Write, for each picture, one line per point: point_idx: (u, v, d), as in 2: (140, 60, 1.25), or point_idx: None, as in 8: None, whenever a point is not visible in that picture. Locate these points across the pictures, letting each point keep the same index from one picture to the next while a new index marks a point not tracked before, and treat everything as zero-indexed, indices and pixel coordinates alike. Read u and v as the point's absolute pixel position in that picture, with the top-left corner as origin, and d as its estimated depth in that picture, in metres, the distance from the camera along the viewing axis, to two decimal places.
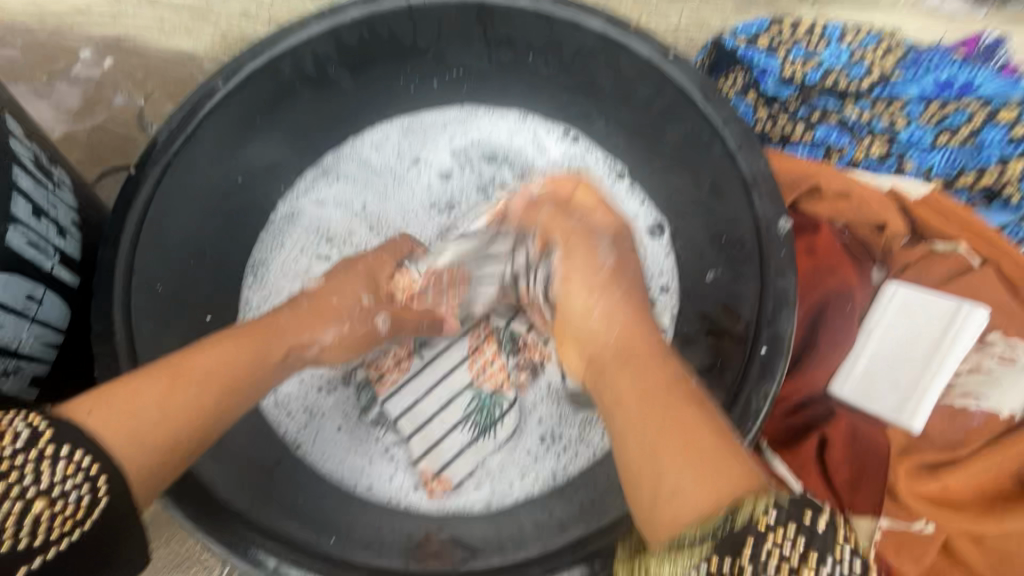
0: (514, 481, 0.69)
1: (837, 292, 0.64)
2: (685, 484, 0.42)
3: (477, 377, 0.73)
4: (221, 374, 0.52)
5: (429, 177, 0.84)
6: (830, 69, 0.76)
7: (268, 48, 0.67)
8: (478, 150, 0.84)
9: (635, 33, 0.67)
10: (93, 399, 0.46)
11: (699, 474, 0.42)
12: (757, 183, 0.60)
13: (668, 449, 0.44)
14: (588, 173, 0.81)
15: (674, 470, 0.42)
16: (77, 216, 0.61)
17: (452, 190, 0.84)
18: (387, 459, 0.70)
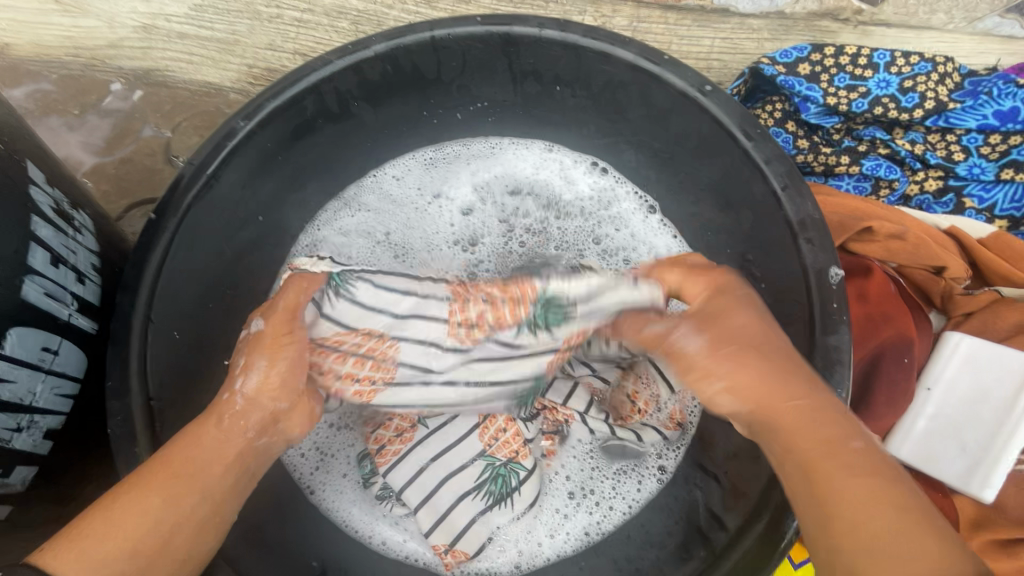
0: (543, 540, 0.66)
1: (893, 343, 0.58)
2: (887, 562, 0.38)
3: (491, 447, 0.64)
4: (216, 451, 0.50)
5: (451, 212, 0.83)
6: (877, 99, 0.71)
7: (286, 88, 0.65)
8: (502, 185, 0.83)
9: (670, 63, 0.63)
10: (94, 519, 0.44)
11: (909, 539, 0.38)
12: (805, 228, 0.55)
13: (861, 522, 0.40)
14: (617, 207, 0.81)
15: (870, 533, 0.39)
16: (97, 260, 0.61)
17: (474, 223, 0.82)
18: (399, 525, 0.67)
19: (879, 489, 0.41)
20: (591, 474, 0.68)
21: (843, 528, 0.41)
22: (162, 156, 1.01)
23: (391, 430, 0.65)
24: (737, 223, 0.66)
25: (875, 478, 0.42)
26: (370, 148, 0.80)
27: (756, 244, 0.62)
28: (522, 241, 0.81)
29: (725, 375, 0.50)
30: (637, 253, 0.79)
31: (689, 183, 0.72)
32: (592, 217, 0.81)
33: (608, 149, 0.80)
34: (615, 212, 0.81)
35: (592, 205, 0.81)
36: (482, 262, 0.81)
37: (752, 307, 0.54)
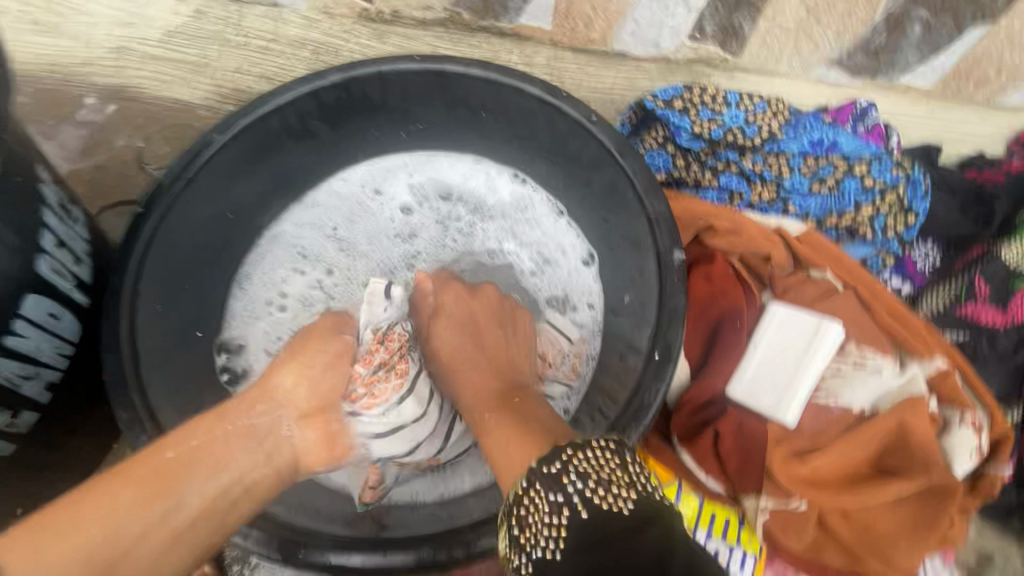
0: (465, 477, 0.80)
1: (726, 310, 0.78)
2: (517, 455, 0.62)
3: None
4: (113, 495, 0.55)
5: (391, 211, 0.98)
6: (730, 128, 0.92)
7: (257, 108, 0.80)
8: (436, 187, 0.99)
9: (566, 99, 0.82)
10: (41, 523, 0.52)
11: (524, 439, 0.64)
12: (658, 222, 0.74)
13: (504, 448, 0.65)
14: (531, 211, 0.97)
15: (511, 450, 0.64)
16: (90, 246, 0.72)
17: (413, 220, 0.98)
18: (338, 470, 0.80)
19: (507, 420, 0.69)
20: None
21: (506, 449, 0.64)
22: (134, 163, 1.12)
23: None
24: (618, 223, 0.84)
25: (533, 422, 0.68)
26: (325, 159, 0.94)
27: (629, 236, 0.81)
28: (452, 234, 0.98)
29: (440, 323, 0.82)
30: (550, 246, 0.96)
31: (585, 191, 0.90)
32: (512, 217, 0.98)
33: (525, 163, 0.97)
34: (531, 213, 0.98)
35: (512, 207, 0.99)
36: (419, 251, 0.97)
37: (469, 300, 0.83)
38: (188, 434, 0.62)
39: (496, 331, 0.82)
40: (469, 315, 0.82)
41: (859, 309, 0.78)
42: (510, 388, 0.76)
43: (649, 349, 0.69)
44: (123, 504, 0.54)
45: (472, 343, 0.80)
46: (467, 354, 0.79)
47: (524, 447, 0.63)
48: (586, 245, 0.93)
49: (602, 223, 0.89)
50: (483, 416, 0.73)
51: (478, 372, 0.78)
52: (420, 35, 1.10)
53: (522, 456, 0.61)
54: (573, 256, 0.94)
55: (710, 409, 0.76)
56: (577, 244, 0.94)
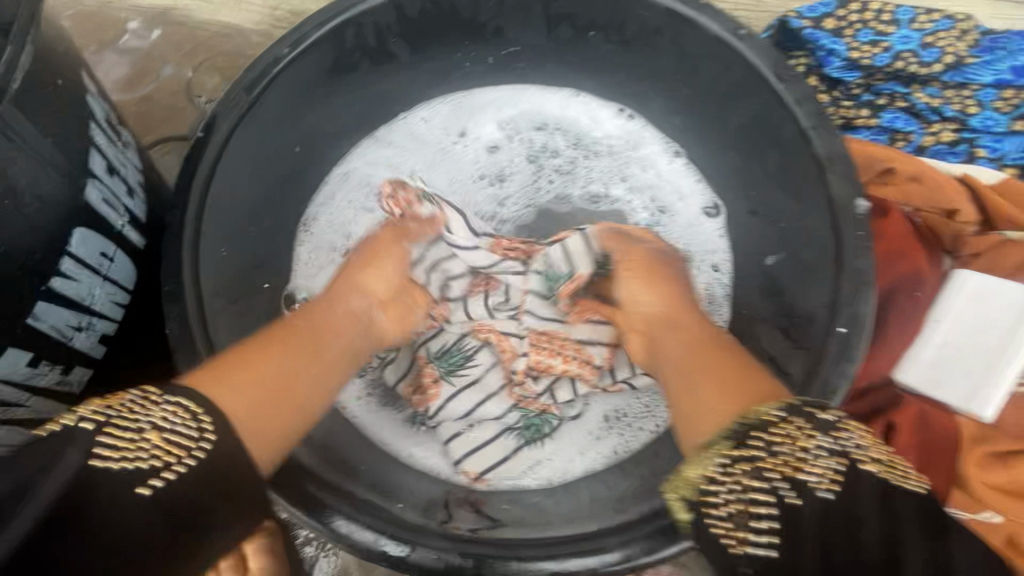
0: (575, 458, 0.68)
1: (905, 277, 0.62)
2: (708, 402, 0.52)
3: (520, 401, 0.68)
4: (263, 385, 0.51)
5: (476, 151, 0.85)
6: (899, 53, 0.75)
7: (329, 17, 0.66)
8: (527, 120, 0.85)
9: (705, 8, 0.65)
10: (212, 382, 0.49)
11: (730, 396, 0.52)
12: (833, 163, 0.58)
13: (689, 379, 0.56)
14: (642, 150, 0.82)
15: (703, 393, 0.53)
16: (142, 177, 0.61)
17: (502, 160, 0.84)
18: (421, 441, 0.68)
19: (707, 368, 0.55)
20: (623, 398, 0.71)
21: (693, 384, 0.55)
22: (183, 95, 0.99)
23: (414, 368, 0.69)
24: (763, 167, 0.69)
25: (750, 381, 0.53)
26: (402, 88, 0.81)
27: (783, 184, 0.65)
28: (548, 174, 0.84)
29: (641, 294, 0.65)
30: (665, 190, 0.81)
31: (716, 129, 0.74)
32: (621, 156, 0.83)
33: (636, 97, 0.81)
34: (643, 153, 0.82)
35: (620, 145, 0.83)
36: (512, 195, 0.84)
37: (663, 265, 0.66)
38: (311, 315, 0.61)
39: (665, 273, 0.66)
40: (658, 268, 0.66)
41: None
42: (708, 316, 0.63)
43: (825, 322, 0.54)
44: (248, 382, 0.50)
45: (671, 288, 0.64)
46: (658, 294, 0.64)
47: (731, 398, 0.52)
48: (710, 194, 0.77)
49: (739, 168, 0.73)
50: (673, 336, 0.61)
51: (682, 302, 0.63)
52: None
53: (724, 409, 0.51)
54: (695, 201, 0.79)
55: (878, 396, 0.62)
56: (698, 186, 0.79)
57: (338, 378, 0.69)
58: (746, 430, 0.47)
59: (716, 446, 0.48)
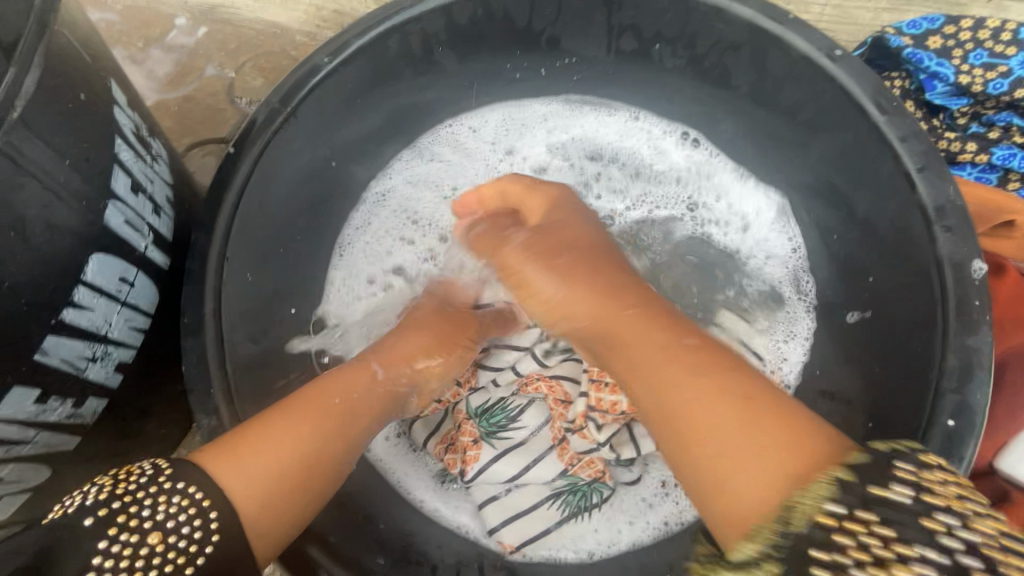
0: (621, 528, 0.66)
1: (1021, 350, 0.54)
2: (746, 464, 0.40)
3: (572, 467, 0.63)
4: (294, 455, 0.48)
5: (525, 170, 0.78)
6: (1021, 79, 0.64)
7: (372, 25, 0.61)
8: (575, 143, 0.78)
9: (792, 25, 0.57)
10: (226, 453, 0.46)
11: (772, 452, 0.39)
12: (943, 216, 0.50)
13: (723, 425, 0.42)
14: (709, 185, 0.73)
15: (746, 457, 0.40)
16: (172, 193, 0.58)
17: (553, 183, 0.77)
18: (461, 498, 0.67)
19: (726, 404, 0.42)
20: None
21: (720, 437, 0.41)
22: (225, 96, 0.97)
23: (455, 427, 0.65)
24: (852, 210, 0.60)
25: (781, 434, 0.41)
26: (448, 100, 0.75)
27: (874, 232, 0.57)
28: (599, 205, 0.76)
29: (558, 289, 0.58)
30: (729, 230, 0.72)
31: (795, 162, 0.66)
32: (687, 189, 0.74)
33: (701, 118, 0.73)
34: (715, 183, 0.73)
35: (687, 176, 0.74)
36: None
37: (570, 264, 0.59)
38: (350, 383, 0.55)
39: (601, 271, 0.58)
40: (677, 325, 0.51)
41: None
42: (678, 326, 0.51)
43: (925, 407, 0.46)
44: (278, 454, 0.47)
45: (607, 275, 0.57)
46: (591, 288, 0.56)
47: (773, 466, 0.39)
48: (796, 239, 0.68)
49: (819, 207, 0.65)
50: (671, 380, 0.46)
51: (627, 319, 0.52)
52: None
53: (765, 478, 0.38)
54: (758, 244, 0.70)
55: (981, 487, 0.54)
56: (764, 230, 0.70)
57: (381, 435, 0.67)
58: (795, 531, 0.35)
59: (761, 529, 0.36)
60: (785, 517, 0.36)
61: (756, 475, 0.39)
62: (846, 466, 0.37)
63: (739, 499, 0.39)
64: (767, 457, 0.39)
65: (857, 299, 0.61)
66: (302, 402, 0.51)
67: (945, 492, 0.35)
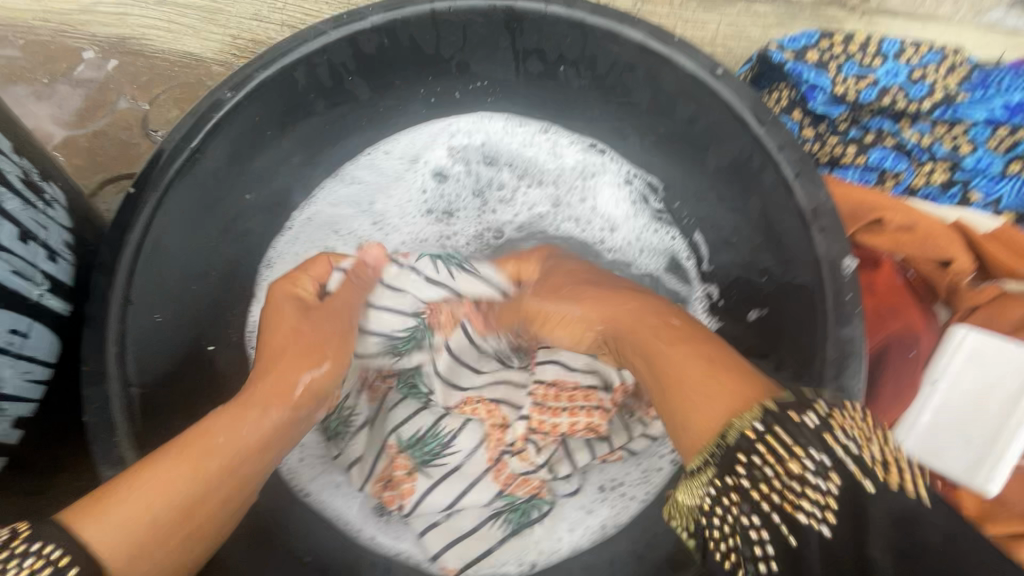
0: (562, 535, 0.68)
1: (899, 336, 0.59)
2: (697, 400, 0.43)
3: (508, 487, 0.65)
4: (173, 498, 0.45)
5: (424, 177, 0.81)
6: (887, 88, 0.71)
7: (276, 58, 0.61)
8: (481, 151, 0.82)
9: (680, 45, 0.61)
10: (88, 507, 0.43)
11: (710, 392, 0.42)
12: (816, 218, 0.54)
13: (673, 386, 0.45)
14: (597, 189, 0.80)
15: (687, 397, 0.43)
16: (71, 237, 0.56)
17: (447, 190, 0.82)
18: (402, 527, 0.68)
19: (722, 363, 0.45)
20: (620, 467, 0.70)
21: (680, 387, 0.44)
22: (139, 130, 0.95)
23: (388, 461, 0.66)
24: (746, 215, 0.64)
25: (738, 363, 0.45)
26: (363, 127, 0.76)
27: (765, 235, 0.61)
28: (493, 207, 0.82)
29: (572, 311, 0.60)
30: (611, 223, 0.80)
31: (695, 172, 0.70)
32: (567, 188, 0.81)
33: (610, 134, 0.77)
34: (593, 185, 0.81)
35: (573, 176, 0.81)
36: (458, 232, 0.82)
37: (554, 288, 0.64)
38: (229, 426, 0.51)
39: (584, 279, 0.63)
40: (670, 311, 0.54)
41: None
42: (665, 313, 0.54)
43: None
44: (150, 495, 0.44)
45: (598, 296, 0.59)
46: (581, 317, 0.59)
47: (711, 399, 0.42)
48: (688, 245, 0.76)
49: (718, 214, 0.69)
50: (661, 349, 0.49)
51: (630, 317, 0.55)
52: None
53: (705, 414, 0.41)
54: (634, 233, 0.79)
55: None
56: (637, 224, 0.79)
57: (320, 482, 0.68)
58: (728, 454, 0.39)
59: (702, 471, 0.41)
60: (722, 435, 0.40)
61: (712, 392, 0.42)
62: (772, 399, 0.40)
63: (709, 411, 0.41)
64: (716, 376, 0.43)
65: (754, 298, 0.66)
66: (227, 412, 0.52)
67: (854, 426, 0.38)
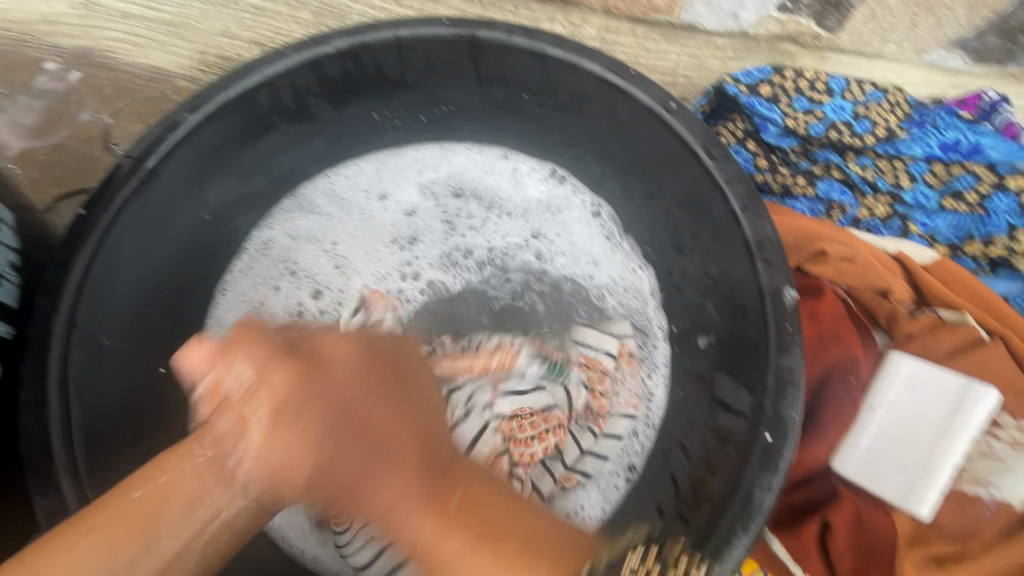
0: None
1: (840, 364, 0.61)
2: (487, 570, 0.44)
3: None
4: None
5: (394, 215, 0.81)
6: (833, 123, 0.74)
7: (239, 80, 0.61)
8: (448, 184, 0.82)
9: (635, 79, 0.63)
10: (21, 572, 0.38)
11: (499, 564, 0.44)
12: (761, 249, 0.56)
13: (418, 509, 0.48)
14: (568, 219, 0.81)
15: (474, 557, 0.45)
16: (16, 258, 0.55)
17: (416, 225, 0.81)
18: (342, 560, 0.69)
19: (468, 508, 0.49)
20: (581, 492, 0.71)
21: (423, 524, 0.47)
22: (100, 143, 0.93)
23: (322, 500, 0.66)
24: (698, 244, 0.66)
25: (513, 525, 0.48)
26: (327, 149, 0.77)
27: (715, 264, 0.63)
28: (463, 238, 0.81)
29: (254, 418, 0.46)
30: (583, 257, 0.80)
31: (651, 201, 0.72)
32: (539, 221, 0.81)
33: (573, 160, 0.79)
34: (565, 220, 0.81)
35: (541, 211, 0.81)
36: (423, 263, 0.81)
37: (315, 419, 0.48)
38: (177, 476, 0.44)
39: (389, 379, 0.56)
40: (418, 471, 0.50)
41: (1012, 367, 0.62)
42: (442, 461, 0.53)
43: (751, 422, 0.53)
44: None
45: (363, 455, 0.49)
46: (349, 450, 0.48)
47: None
48: (651, 282, 0.76)
49: (672, 242, 0.72)
50: (432, 544, 0.47)
51: (378, 468, 0.49)
52: None
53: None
54: (615, 271, 0.78)
55: (816, 487, 0.61)
56: (617, 263, 0.78)
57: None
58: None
59: None
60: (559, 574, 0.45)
61: (491, 566, 0.44)
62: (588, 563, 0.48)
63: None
64: (496, 553, 0.45)
65: (703, 325, 0.68)
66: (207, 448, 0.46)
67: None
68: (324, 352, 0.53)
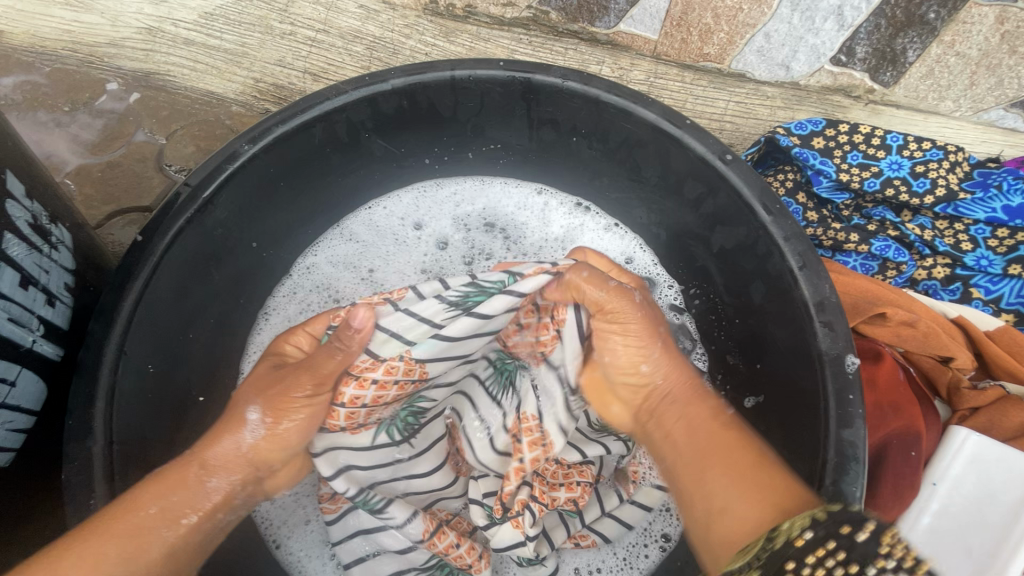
0: None
1: (899, 435, 0.58)
2: (720, 489, 0.48)
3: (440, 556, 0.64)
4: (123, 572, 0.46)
5: (427, 244, 0.80)
6: (890, 180, 0.72)
7: (296, 114, 0.62)
8: (481, 218, 0.82)
9: (691, 127, 0.62)
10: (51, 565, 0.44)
11: (744, 495, 0.46)
12: (823, 309, 0.54)
13: (697, 462, 0.50)
14: (598, 258, 0.80)
15: (726, 482, 0.48)
16: (72, 280, 0.56)
17: (447, 255, 0.80)
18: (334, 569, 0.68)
19: (712, 454, 0.50)
20: (596, 553, 0.68)
21: (695, 474, 0.50)
22: (153, 163, 0.96)
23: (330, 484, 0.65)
24: (748, 298, 0.64)
25: (743, 452, 0.49)
26: (373, 180, 0.77)
27: (767, 321, 0.62)
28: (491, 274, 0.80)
29: (642, 366, 0.56)
30: None
31: (699, 251, 0.71)
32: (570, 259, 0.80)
33: (618, 203, 0.78)
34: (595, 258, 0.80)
35: (567, 247, 0.80)
36: None
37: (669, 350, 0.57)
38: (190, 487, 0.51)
39: (645, 338, 0.56)
40: (719, 402, 0.55)
41: None
42: (715, 410, 0.54)
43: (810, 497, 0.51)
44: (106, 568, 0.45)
45: (686, 382, 0.55)
46: (688, 387, 0.55)
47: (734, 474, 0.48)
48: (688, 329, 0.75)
49: (719, 293, 0.70)
50: (698, 465, 0.50)
51: (683, 399, 0.55)
52: (497, 35, 0.90)
53: (744, 520, 0.45)
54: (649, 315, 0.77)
55: None
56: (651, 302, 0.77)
57: (290, 524, 0.68)
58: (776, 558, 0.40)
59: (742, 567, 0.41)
60: (755, 539, 0.43)
61: (737, 495, 0.46)
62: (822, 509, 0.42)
63: (727, 519, 0.46)
64: (742, 477, 0.47)
65: (751, 385, 0.66)
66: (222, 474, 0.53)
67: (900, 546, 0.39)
68: (634, 326, 0.55)
